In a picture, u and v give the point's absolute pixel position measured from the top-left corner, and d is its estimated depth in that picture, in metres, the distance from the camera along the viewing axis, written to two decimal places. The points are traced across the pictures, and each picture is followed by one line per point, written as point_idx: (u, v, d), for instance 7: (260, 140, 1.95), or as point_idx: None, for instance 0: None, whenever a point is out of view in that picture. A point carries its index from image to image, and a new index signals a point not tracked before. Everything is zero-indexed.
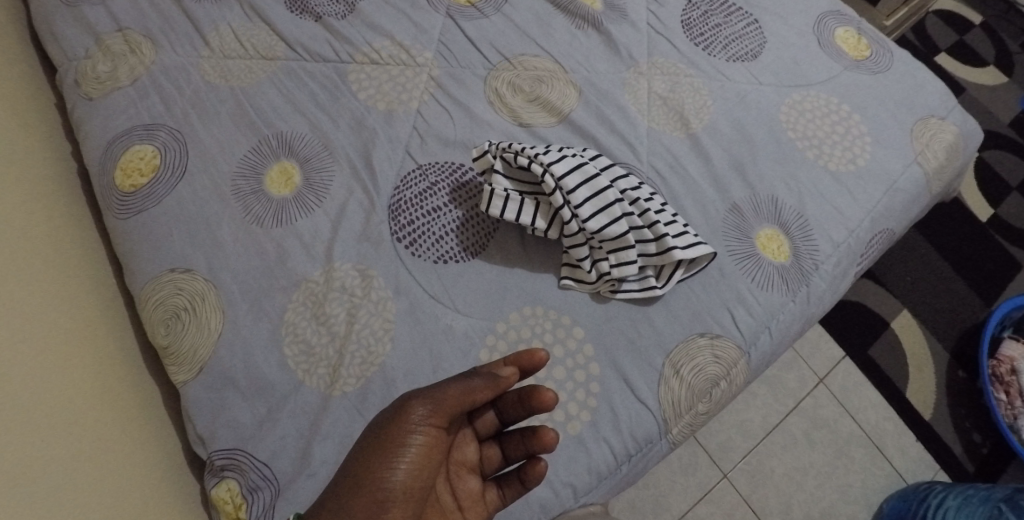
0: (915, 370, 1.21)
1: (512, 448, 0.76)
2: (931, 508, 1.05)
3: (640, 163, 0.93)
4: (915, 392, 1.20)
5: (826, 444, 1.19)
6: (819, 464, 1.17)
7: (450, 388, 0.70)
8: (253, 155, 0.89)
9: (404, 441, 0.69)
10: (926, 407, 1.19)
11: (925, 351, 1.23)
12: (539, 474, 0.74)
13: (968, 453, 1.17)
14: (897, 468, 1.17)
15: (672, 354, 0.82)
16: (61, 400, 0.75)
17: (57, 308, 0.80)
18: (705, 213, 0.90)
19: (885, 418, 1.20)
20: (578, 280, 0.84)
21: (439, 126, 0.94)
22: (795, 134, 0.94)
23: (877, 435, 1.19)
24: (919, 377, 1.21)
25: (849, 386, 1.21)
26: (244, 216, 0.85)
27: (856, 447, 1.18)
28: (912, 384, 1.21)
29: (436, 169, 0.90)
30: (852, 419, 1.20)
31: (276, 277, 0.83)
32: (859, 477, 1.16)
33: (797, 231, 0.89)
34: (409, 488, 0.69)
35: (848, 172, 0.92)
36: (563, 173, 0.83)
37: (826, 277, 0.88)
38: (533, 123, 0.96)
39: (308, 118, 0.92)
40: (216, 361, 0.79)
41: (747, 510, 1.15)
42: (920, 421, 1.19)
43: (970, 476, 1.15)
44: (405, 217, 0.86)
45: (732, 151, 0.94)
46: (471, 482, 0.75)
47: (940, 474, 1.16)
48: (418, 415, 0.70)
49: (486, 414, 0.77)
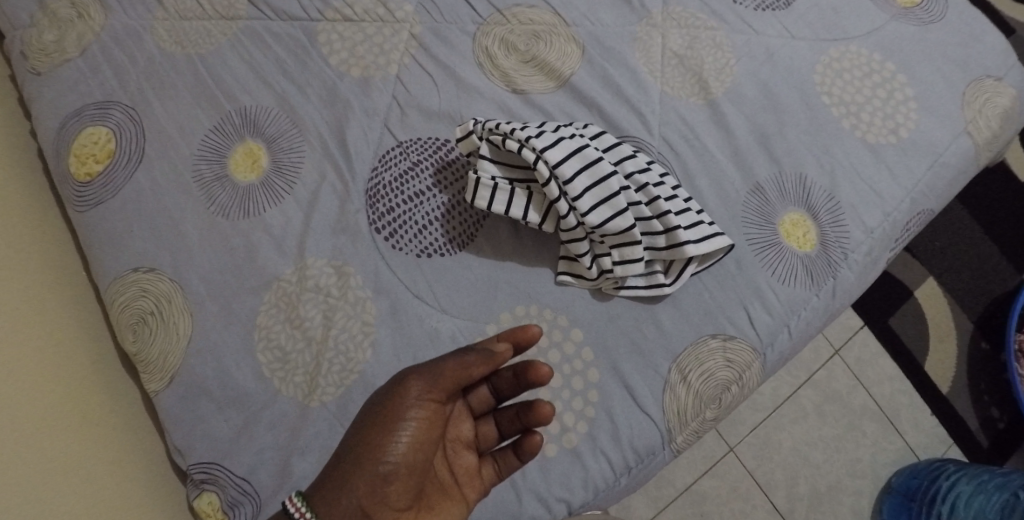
0: (937, 341, 1.14)
1: (507, 422, 0.71)
2: (941, 492, 1.02)
3: (651, 135, 0.83)
4: (936, 365, 1.13)
5: (838, 418, 1.13)
6: (830, 438, 1.12)
7: (447, 362, 0.66)
8: (217, 134, 0.80)
9: (404, 411, 0.64)
10: (945, 380, 1.13)
11: (951, 320, 1.14)
12: (535, 449, 0.69)
13: (984, 427, 1.11)
14: (909, 443, 1.11)
15: (678, 359, 0.75)
16: (35, 418, 0.70)
17: (36, 310, 0.76)
18: (723, 196, 0.80)
19: (902, 391, 1.13)
20: (577, 276, 0.76)
21: (422, 96, 0.84)
22: (831, 100, 0.84)
23: (892, 409, 1.12)
24: (942, 350, 1.13)
25: (868, 357, 1.14)
26: (208, 206, 0.78)
27: (868, 421, 1.12)
28: (934, 356, 1.13)
29: (418, 146, 0.81)
30: (867, 392, 1.13)
31: (245, 276, 0.76)
32: (869, 452, 1.11)
33: (826, 216, 0.80)
34: (411, 458, 0.64)
35: (888, 145, 0.82)
36: (559, 160, 0.72)
37: (856, 267, 0.79)
38: (529, 89, 0.85)
39: (276, 90, 0.83)
40: (186, 370, 0.74)
41: (752, 484, 1.11)
42: (938, 395, 1.12)
43: (984, 452, 1.10)
44: (385, 204, 0.78)
45: (756, 121, 0.84)
46: (466, 456, 0.70)
47: (953, 448, 1.11)
48: (417, 385, 0.65)
49: (479, 388, 0.72)
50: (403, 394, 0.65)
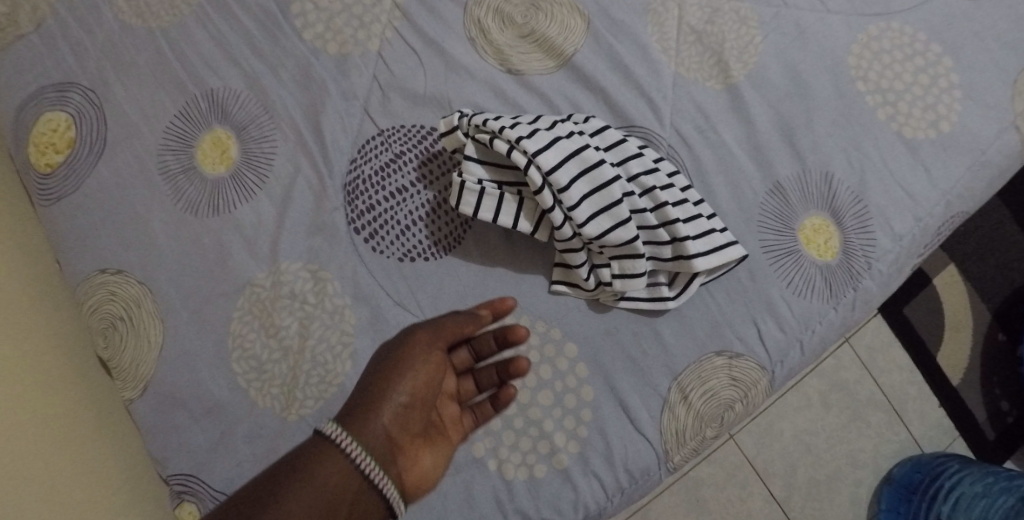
0: (952, 330, 1.03)
1: (486, 378, 0.71)
2: (943, 491, 0.93)
3: (662, 125, 0.75)
4: (949, 355, 1.02)
5: (843, 407, 1.03)
6: (832, 428, 1.02)
7: (447, 318, 0.68)
8: (183, 121, 0.74)
9: (416, 354, 0.65)
10: (958, 370, 1.02)
11: (969, 308, 1.03)
12: (507, 400, 0.69)
13: (992, 419, 1.01)
14: (913, 434, 1.02)
15: (679, 378, 0.70)
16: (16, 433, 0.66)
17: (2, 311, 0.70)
18: (738, 196, 0.73)
19: (911, 382, 1.02)
20: (573, 286, 0.70)
21: (406, 78, 0.76)
22: (866, 86, 0.74)
23: (899, 400, 1.02)
24: (955, 340, 1.02)
25: (878, 346, 1.03)
26: (176, 203, 0.72)
27: (873, 411, 1.02)
28: (946, 345, 1.03)
29: (402, 135, 0.74)
30: (875, 382, 1.03)
31: (218, 279, 0.71)
32: (872, 444, 1.02)
33: (850, 221, 0.72)
34: (420, 397, 0.64)
35: (926, 141, 0.73)
36: (554, 166, 0.66)
37: (879, 277, 0.72)
38: (526, 69, 0.76)
39: (245, 69, 0.75)
40: (159, 379, 0.70)
41: (750, 470, 1.03)
42: (947, 386, 1.02)
43: (989, 446, 1.01)
44: (365, 201, 0.72)
45: (780, 109, 0.75)
46: (449, 406, 0.70)
47: (958, 442, 1.01)
48: (423, 334, 0.67)
49: (459, 351, 0.71)
50: (412, 341, 0.66)
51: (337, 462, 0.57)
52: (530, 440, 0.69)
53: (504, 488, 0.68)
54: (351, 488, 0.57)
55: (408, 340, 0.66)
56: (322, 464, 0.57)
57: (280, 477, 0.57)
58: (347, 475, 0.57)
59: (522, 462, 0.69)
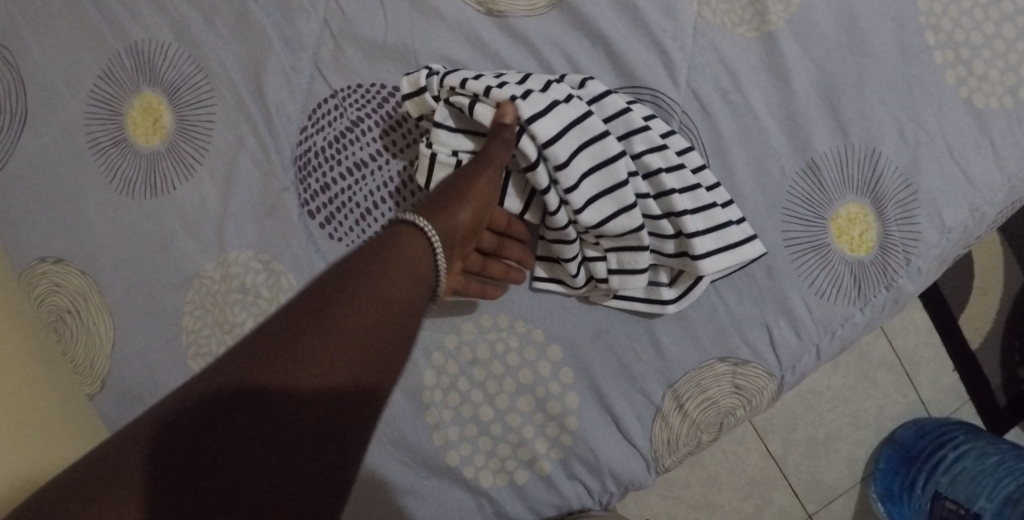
0: (978, 291, 0.91)
1: (494, 269, 0.61)
2: (944, 464, 0.82)
3: (675, 87, 0.62)
4: (971, 318, 0.91)
5: (852, 368, 0.90)
6: (838, 388, 0.90)
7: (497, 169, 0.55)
8: (107, 84, 0.64)
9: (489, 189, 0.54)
10: (978, 335, 0.90)
11: (1003, 270, 0.90)
12: (487, 295, 0.61)
13: (1006, 385, 0.90)
14: (920, 397, 0.90)
15: (675, 385, 0.63)
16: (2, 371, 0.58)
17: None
18: (762, 176, 0.62)
19: (928, 343, 0.90)
20: (560, 281, 0.62)
21: (365, 26, 0.63)
22: (936, 38, 0.60)
23: (911, 362, 0.90)
24: (982, 304, 0.91)
25: None
26: (109, 181, 0.64)
27: (883, 372, 0.90)
28: (969, 309, 0.91)
29: (360, 97, 0.62)
30: (889, 342, 0.90)
31: (162, 269, 0.63)
32: (877, 405, 0.90)
33: (892, 210, 0.61)
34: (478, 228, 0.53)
35: (999, 112, 0.60)
36: (553, 136, 0.55)
37: (920, 276, 0.62)
38: (509, 11, 0.62)
39: (175, 18, 0.64)
40: (111, 376, 0.64)
41: (747, 425, 0.90)
42: (964, 350, 0.90)
43: (999, 413, 0.90)
44: (318, 179, 0.62)
45: (823, 66, 0.61)
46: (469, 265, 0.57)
47: (966, 406, 0.90)
48: (500, 154, 0.54)
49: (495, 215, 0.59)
50: (489, 166, 0.54)
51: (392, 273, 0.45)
52: (508, 446, 0.64)
53: (483, 497, 0.64)
54: (414, 302, 0.45)
55: (484, 160, 0.54)
56: (370, 273, 0.44)
57: (319, 290, 0.43)
58: (407, 283, 0.45)
59: (500, 469, 0.64)
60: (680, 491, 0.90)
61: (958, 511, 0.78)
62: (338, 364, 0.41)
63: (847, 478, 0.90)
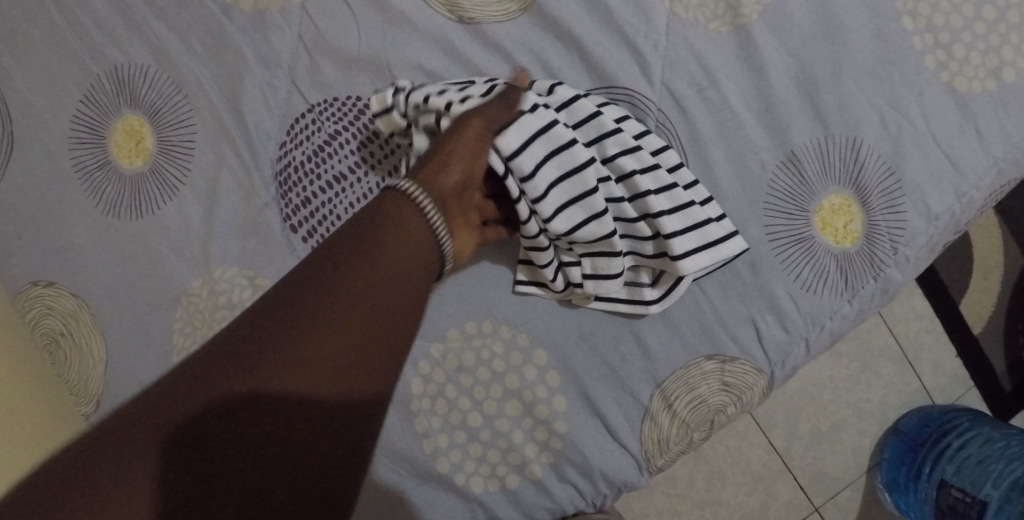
0: (977, 275, 0.89)
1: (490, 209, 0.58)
2: (950, 451, 0.80)
3: (650, 85, 0.61)
4: (973, 303, 0.89)
5: (853, 358, 0.89)
6: (839, 379, 0.89)
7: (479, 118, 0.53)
8: (89, 108, 0.65)
9: (476, 147, 0.52)
10: (979, 319, 0.89)
11: (1001, 253, 0.89)
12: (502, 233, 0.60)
13: (1011, 369, 0.88)
14: (924, 384, 0.89)
15: (662, 385, 0.62)
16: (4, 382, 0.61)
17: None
18: (742, 171, 0.61)
19: (929, 330, 0.89)
20: (540, 285, 0.62)
21: (338, 39, 0.63)
22: (914, 23, 0.59)
23: (913, 349, 0.89)
24: (981, 289, 0.89)
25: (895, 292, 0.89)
26: (95, 204, 0.65)
27: (885, 361, 0.89)
28: (970, 294, 0.89)
29: (336, 110, 0.63)
30: (890, 331, 0.89)
31: (150, 289, 0.64)
32: (880, 394, 0.89)
33: (878, 201, 0.60)
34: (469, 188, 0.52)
35: (981, 95, 0.59)
36: (517, 148, 0.54)
37: (909, 264, 0.61)
38: (481, 18, 0.62)
39: (154, 41, 0.65)
40: (103, 396, 0.64)
41: (748, 420, 0.90)
42: (966, 336, 0.89)
43: (1005, 398, 0.88)
44: (298, 193, 0.63)
45: (800, 57, 0.60)
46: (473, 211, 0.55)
47: (971, 393, 0.89)
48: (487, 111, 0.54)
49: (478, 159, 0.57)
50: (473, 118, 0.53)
51: (369, 272, 0.43)
52: (498, 452, 0.64)
53: (476, 503, 0.64)
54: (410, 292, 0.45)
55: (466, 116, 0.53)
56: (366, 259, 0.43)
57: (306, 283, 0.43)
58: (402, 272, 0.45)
59: (491, 474, 0.64)
60: (685, 489, 0.89)
61: (964, 499, 0.76)
62: (324, 375, 0.40)
63: (853, 470, 0.89)
